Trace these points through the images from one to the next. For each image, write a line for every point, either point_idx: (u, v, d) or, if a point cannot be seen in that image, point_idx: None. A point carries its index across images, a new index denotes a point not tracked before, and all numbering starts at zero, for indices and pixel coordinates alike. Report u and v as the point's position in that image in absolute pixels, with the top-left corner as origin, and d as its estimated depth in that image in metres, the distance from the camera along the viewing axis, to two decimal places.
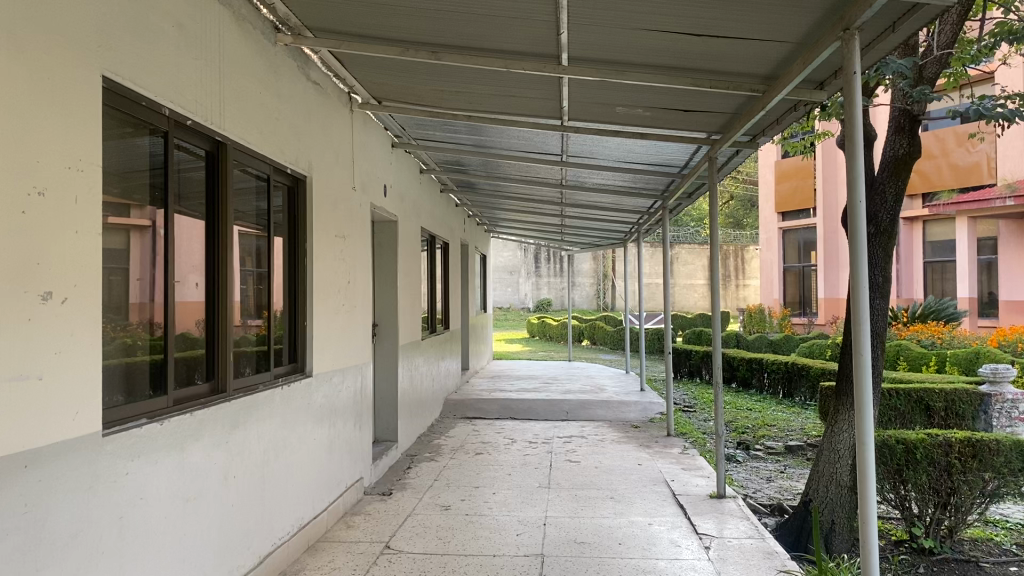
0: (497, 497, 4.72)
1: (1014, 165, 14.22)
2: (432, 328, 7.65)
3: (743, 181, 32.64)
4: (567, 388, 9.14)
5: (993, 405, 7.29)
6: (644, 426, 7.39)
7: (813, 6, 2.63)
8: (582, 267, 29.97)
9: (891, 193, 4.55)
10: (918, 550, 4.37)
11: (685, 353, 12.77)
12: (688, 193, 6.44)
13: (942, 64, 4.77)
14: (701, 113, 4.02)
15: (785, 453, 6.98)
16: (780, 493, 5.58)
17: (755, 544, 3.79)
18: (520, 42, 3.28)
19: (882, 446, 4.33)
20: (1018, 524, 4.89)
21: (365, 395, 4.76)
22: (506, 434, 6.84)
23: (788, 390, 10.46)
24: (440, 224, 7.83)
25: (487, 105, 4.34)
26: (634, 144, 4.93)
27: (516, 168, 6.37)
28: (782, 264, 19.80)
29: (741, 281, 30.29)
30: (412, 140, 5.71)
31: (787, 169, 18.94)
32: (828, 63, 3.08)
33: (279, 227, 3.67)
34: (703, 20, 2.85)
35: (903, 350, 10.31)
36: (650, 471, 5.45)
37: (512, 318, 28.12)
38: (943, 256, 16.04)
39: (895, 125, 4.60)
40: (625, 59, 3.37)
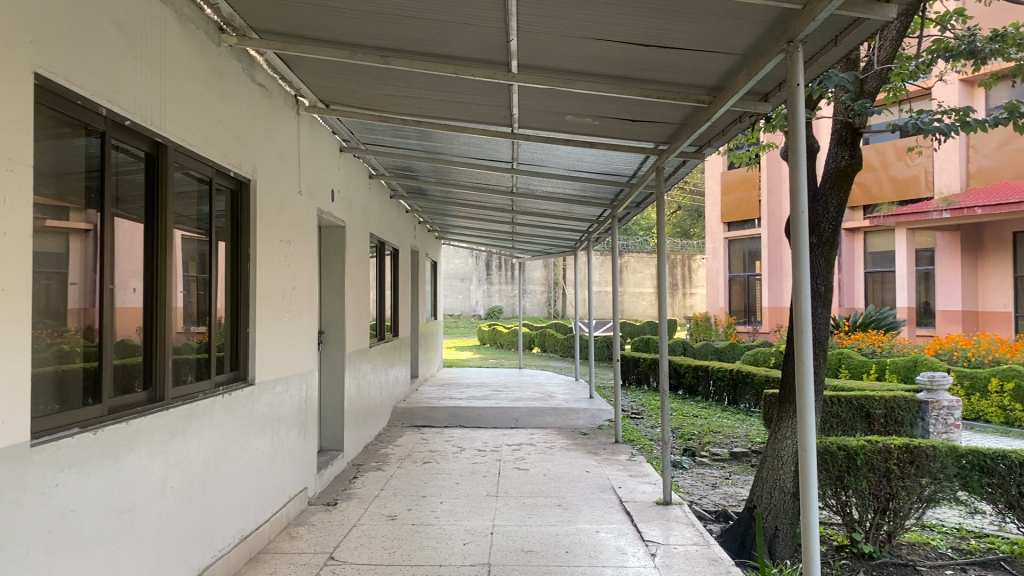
0: (444, 506, 4.68)
1: (949, 180, 14.79)
2: (381, 335, 7.56)
3: (690, 191, 33.12)
4: (516, 396, 9.14)
5: (930, 413, 7.41)
6: (592, 432, 7.42)
7: (758, 19, 2.67)
8: (533, 274, 30.05)
9: (834, 204, 4.63)
10: (858, 555, 4.43)
11: (633, 360, 12.89)
12: (636, 203, 6.50)
13: (882, 80, 4.90)
14: (649, 122, 4.06)
15: (730, 460, 7.07)
16: (726, 499, 5.65)
17: (701, 551, 3.82)
18: (470, 48, 3.27)
19: (823, 453, 4.40)
20: (953, 527, 5.03)
21: (309, 403, 4.68)
22: (454, 442, 6.80)
23: (733, 397, 10.61)
24: (390, 230, 7.77)
25: (436, 112, 4.32)
26: (583, 152, 4.95)
27: (466, 174, 6.35)
28: (728, 273, 20.10)
29: (688, 289, 30.75)
30: (361, 144, 5.66)
31: (733, 180, 19.27)
32: (773, 75, 3.12)
33: (221, 232, 3.58)
34: (652, 31, 2.88)
35: (845, 358, 10.57)
36: (598, 478, 5.46)
37: (463, 326, 28.08)
38: (883, 266, 16.47)
39: (837, 138, 4.70)
40: (575, 69, 3.38)
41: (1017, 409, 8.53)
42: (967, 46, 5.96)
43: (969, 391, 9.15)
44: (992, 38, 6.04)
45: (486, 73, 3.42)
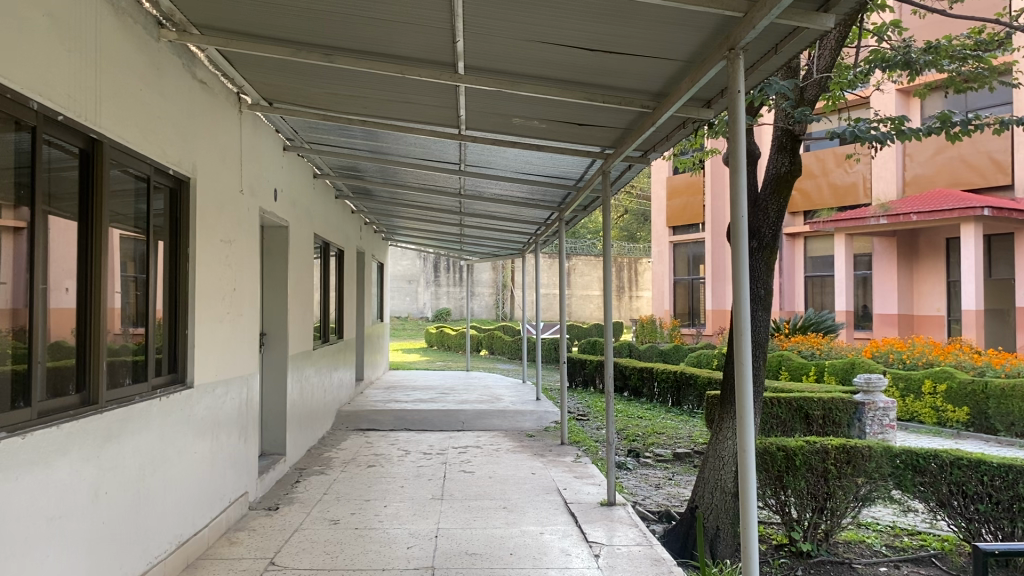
0: (389, 510, 4.64)
1: (886, 187, 15.24)
2: (325, 337, 7.47)
3: (636, 194, 33.48)
4: (462, 398, 9.11)
5: (866, 413, 7.59)
6: (538, 434, 7.44)
7: (700, 26, 2.71)
8: (481, 276, 30.02)
9: (774, 210, 4.72)
10: (796, 553, 4.51)
11: (580, 362, 12.96)
12: (583, 206, 6.55)
13: (821, 88, 5.01)
14: (595, 127, 4.09)
15: (674, 460, 7.15)
16: (669, 499, 5.71)
17: (643, 551, 3.86)
18: (417, 48, 3.25)
19: (762, 453, 4.48)
20: (888, 526, 5.16)
21: (250, 405, 4.60)
22: (399, 446, 6.75)
23: (677, 398, 10.75)
24: (334, 231, 7.68)
25: (383, 112, 4.29)
26: (530, 155, 4.97)
27: (413, 175, 6.31)
28: (673, 276, 20.36)
29: (634, 292, 31.09)
30: (305, 144, 5.59)
31: (679, 185, 19.55)
32: (715, 81, 3.17)
33: (159, 231, 3.49)
34: (597, 35, 2.89)
35: (785, 360, 10.82)
36: (543, 480, 5.48)
37: (410, 328, 27.93)
38: (823, 270, 16.86)
39: (777, 144, 4.79)
40: (521, 71, 3.39)
41: (949, 410, 8.80)
42: (902, 57, 6.15)
43: (904, 393, 9.41)
44: (926, 50, 6.25)
45: (432, 73, 3.40)
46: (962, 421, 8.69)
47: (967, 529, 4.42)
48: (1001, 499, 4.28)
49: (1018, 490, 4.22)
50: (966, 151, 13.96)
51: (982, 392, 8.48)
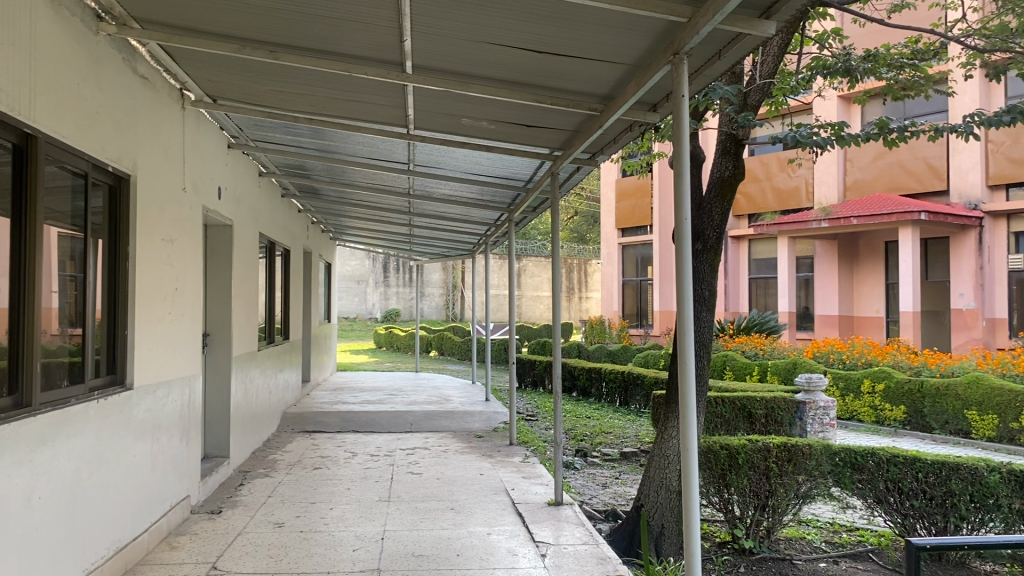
0: (334, 512, 4.59)
1: (828, 191, 15.59)
2: (270, 338, 7.36)
3: (587, 197, 33.71)
4: (411, 399, 9.06)
5: (807, 413, 7.76)
6: (487, 435, 7.45)
7: (646, 30, 2.74)
8: (431, 277, 29.91)
9: (718, 212, 4.80)
10: (739, 551, 4.59)
11: (529, 363, 13.00)
12: (532, 207, 6.57)
13: (763, 93, 5.10)
14: (543, 128, 4.10)
15: (620, 460, 7.22)
16: (615, 498, 5.76)
17: (589, 550, 3.89)
18: (363, 46, 3.23)
19: (706, 452, 4.56)
20: (827, 522, 5.28)
21: (192, 407, 4.51)
22: (346, 448, 6.68)
23: (624, 398, 10.85)
24: (280, 230, 7.57)
25: (330, 110, 4.25)
26: (479, 156, 4.96)
27: (361, 174, 6.26)
28: (621, 278, 20.55)
29: (584, 293, 31.32)
30: (250, 141, 5.50)
31: (628, 187, 19.74)
32: (660, 85, 3.21)
33: (97, 229, 3.40)
34: (544, 37, 2.91)
35: (730, 360, 11.03)
36: (491, 481, 5.48)
37: (358, 329, 27.72)
38: (767, 272, 17.19)
39: (721, 148, 4.87)
40: (469, 72, 3.39)
41: (887, 409, 9.04)
42: (843, 64, 6.28)
43: (844, 392, 9.63)
44: (865, 58, 6.41)
45: (379, 72, 3.38)
46: (898, 420, 8.94)
47: (902, 524, 4.55)
48: (935, 495, 4.41)
49: (951, 486, 4.36)
50: (904, 157, 14.36)
51: (918, 391, 8.74)
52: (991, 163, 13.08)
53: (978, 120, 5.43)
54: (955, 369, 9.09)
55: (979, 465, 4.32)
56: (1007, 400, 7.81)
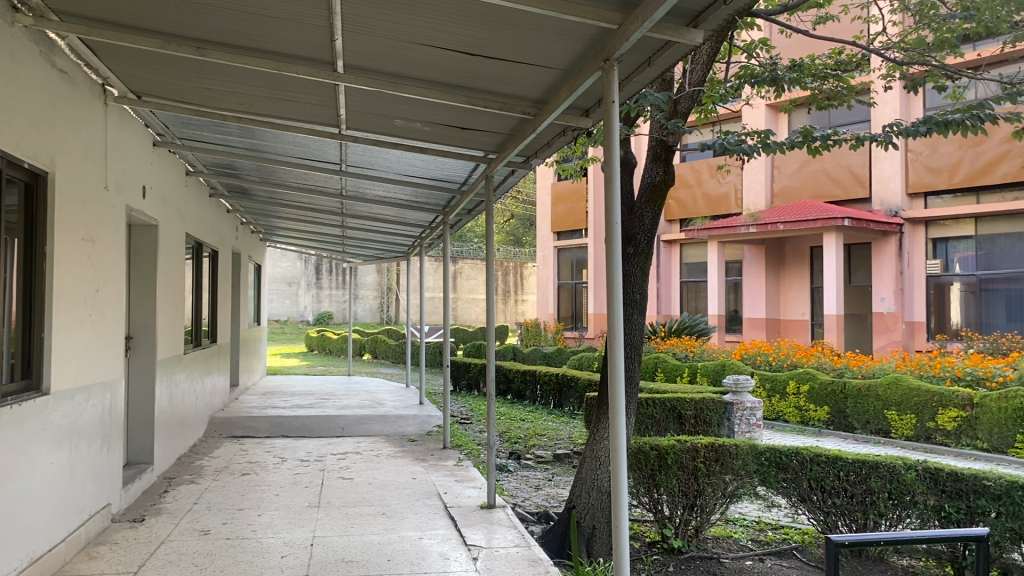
0: (262, 518, 4.51)
1: (756, 198, 15.96)
2: (197, 342, 7.17)
3: (523, 200, 33.83)
4: (343, 403, 8.96)
5: (734, 413, 7.90)
6: (420, 438, 7.41)
7: (577, 36, 2.77)
8: (365, 279, 29.62)
9: (649, 217, 4.87)
10: (668, 550, 4.66)
11: (464, 366, 12.98)
12: (467, 210, 6.56)
13: (694, 100, 5.17)
14: (477, 131, 4.10)
15: (554, 462, 7.27)
16: (548, 500, 5.79)
17: (521, 553, 3.90)
18: (293, 44, 3.18)
19: (636, 452, 4.62)
20: (753, 521, 5.41)
21: (114, 412, 4.37)
22: (275, 453, 6.57)
23: (558, 400, 10.93)
24: (208, 230, 7.39)
25: (260, 109, 4.17)
26: (413, 157, 4.94)
27: (292, 174, 6.16)
28: (557, 281, 20.71)
29: (519, 296, 31.44)
30: (176, 139, 5.36)
31: (563, 192, 19.88)
32: (591, 91, 3.25)
33: (13, 228, 3.26)
34: (476, 40, 2.91)
35: (661, 362, 11.23)
36: (423, 485, 5.45)
37: (289, 332, 27.30)
38: (697, 276, 17.52)
39: (652, 154, 4.94)
40: (402, 73, 3.36)
41: (811, 409, 9.29)
42: (770, 73, 6.44)
43: (770, 393, 9.87)
44: (791, 68, 6.58)
45: (309, 71, 3.33)
46: (822, 420, 9.19)
47: (824, 522, 4.67)
48: (855, 493, 4.52)
49: (870, 484, 4.46)
50: (828, 165, 14.82)
51: (840, 392, 9.01)
52: (910, 172, 13.59)
53: (896, 130, 5.64)
54: (875, 371, 9.41)
55: (897, 464, 4.41)
56: (924, 400, 8.11)
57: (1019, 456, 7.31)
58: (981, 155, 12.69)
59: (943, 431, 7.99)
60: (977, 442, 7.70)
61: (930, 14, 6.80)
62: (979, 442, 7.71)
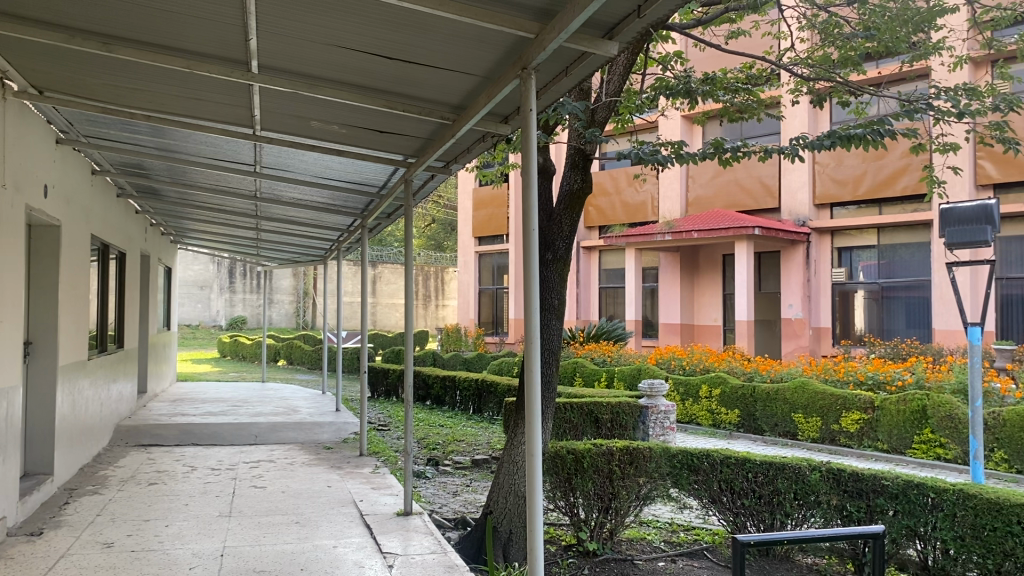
0: (170, 529, 4.37)
1: (671, 206, 16.32)
2: (103, 347, 6.90)
3: (444, 205, 33.74)
4: (257, 410, 8.76)
5: (649, 416, 8.00)
6: (336, 446, 7.31)
7: (494, 43, 2.78)
8: (281, 283, 29.06)
9: (567, 224, 4.93)
10: (583, 553, 4.71)
11: (383, 372, 12.87)
12: (386, 214, 6.51)
13: (610, 110, 5.28)
14: (395, 135, 4.08)
15: (471, 467, 7.28)
16: (465, 506, 5.78)
17: (437, 559, 3.90)
18: (205, 43, 3.11)
19: (553, 457, 4.66)
20: (666, 522, 5.52)
21: (9, 422, 4.16)
22: (185, 462, 6.38)
23: (478, 406, 10.94)
24: (115, 232, 7.12)
25: (171, 108, 4.06)
26: (331, 160, 4.87)
27: (204, 175, 6.01)
28: (478, 286, 20.76)
29: (440, 301, 31.37)
30: (81, 137, 5.16)
31: (484, 197, 19.94)
32: (510, 98, 3.27)
33: None
34: (395, 44, 2.90)
35: (580, 367, 11.38)
36: (339, 493, 5.37)
37: (201, 337, 26.54)
38: (616, 282, 17.80)
39: (570, 162, 5.00)
40: (318, 75, 3.33)
41: (723, 412, 9.55)
42: (684, 86, 6.60)
43: (684, 397, 10.10)
44: (704, 81, 6.76)
45: (222, 70, 3.25)
46: (733, 423, 9.46)
47: (734, 522, 4.81)
48: (763, 494, 4.66)
49: (777, 484, 4.60)
50: (740, 176, 15.27)
51: (750, 396, 9.28)
52: (818, 184, 14.11)
53: (802, 143, 5.84)
54: (783, 375, 9.73)
55: (802, 465, 4.55)
56: (829, 403, 8.42)
57: (916, 456, 7.66)
58: (884, 168, 13.23)
59: (846, 433, 8.31)
60: (878, 443, 8.03)
61: (834, 32, 7.08)
62: (880, 442, 8.03)
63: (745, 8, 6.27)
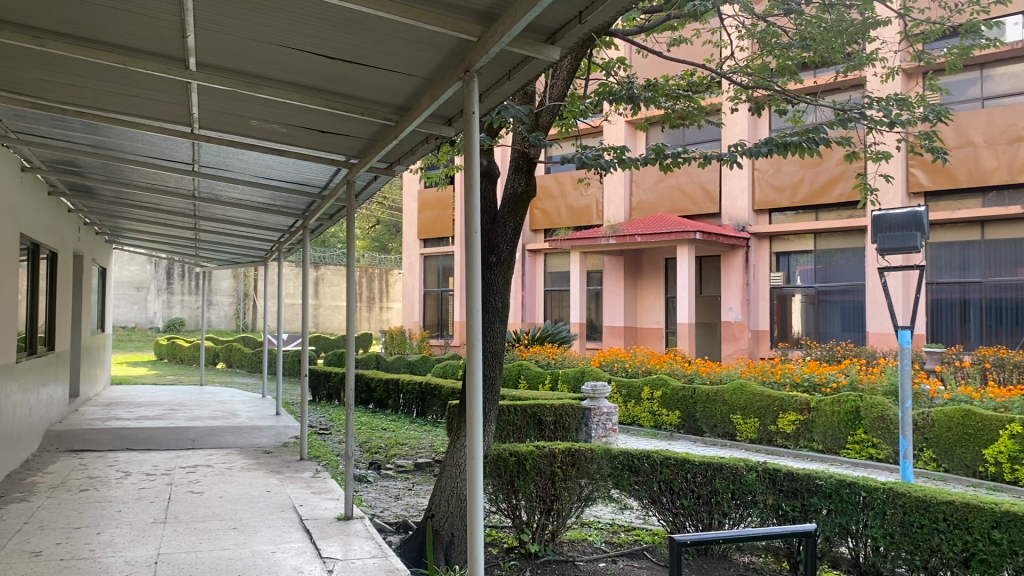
0: (102, 537, 4.26)
1: (615, 210, 16.49)
2: (32, 349, 6.68)
3: (389, 206, 33.54)
4: (194, 414, 8.58)
5: (592, 418, 8.19)
6: (276, 450, 7.21)
7: (436, 45, 2.78)
8: (220, 284, 28.55)
9: (511, 226, 4.95)
10: (525, 555, 4.71)
11: (325, 375, 12.73)
12: (329, 215, 6.45)
13: (554, 114, 5.32)
14: (337, 135, 4.04)
15: (414, 470, 7.25)
16: (407, 510, 5.75)
17: (377, 563, 3.87)
18: (141, 38, 3.04)
19: (495, 459, 4.67)
20: (607, 523, 5.57)
21: None
22: (119, 467, 6.22)
23: (421, 409, 10.89)
24: (46, 231, 6.91)
25: (105, 104, 3.96)
26: (271, 160, 4.81)
27: (140, 174, 5.87)
28: (422, 288, 20.68)
29: (384, 303, 31.18)
30: (9, 132, 4.99)
31: (430, 199, 19.88)
32: (453, 101, 3.27)
33: None
34: (336, 44, 2.87)
35: (524, 370, 11.42)
36: (279, 498, 5.29)
37: (137, 339, 25.92)
38: (561, 285, 17.91)
39: (514, 166, 5.02)
40: (258, 73, 3.28)
41: (664, 414, 9.68)
42: (627, 92, 6.68)
43: (626, 399, 10.21)
44: (646, 87, 6.85)
45: (158, 67, 3.19)
46: (674, 424, 9.59)
47: (673, 522, 4.87)
48: (701, 494, 4.73)
49: (715, 484, 4.68)
50: (682, 181, 15.50)
51: (690, 397, 9.43)
52: (757, 190, 14.41)
53: (740, 150, 5.95)
54: (722, 377, 9.93)
55: (740, 466, 4.63)
56: (767, 404, 8.61)
57: (850, 456, 7.86)
58: (820, 175, 13.56)
59: (783, 434, 8.48)
60: (814, 444, 8.23)
61: (772, 42, 7.25)
62: (815, 443, 8.23)
63: (686, 16, 6.37)
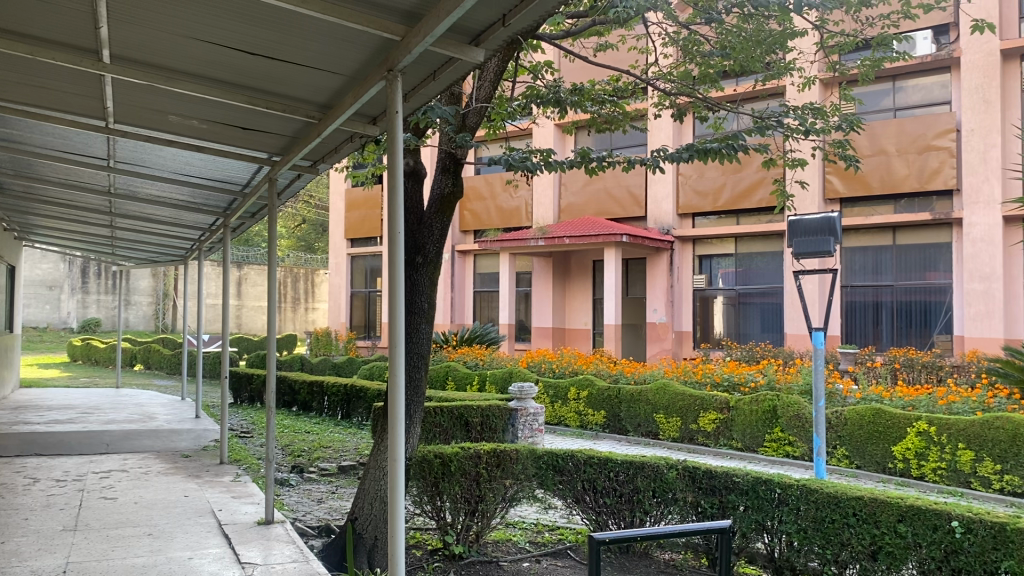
0: (6, 546, 4.09)
1: (543, 212, 16.61)
2: None
3: (315, 205, 33.05)
4: (109, 418, 8.32)
5: (519, 419, 8.24)
6: (195, 454, 7.04)
7: (360, 43, 2.75)
8: (139, 284, 27.69)
9: (437, 227, 4.94)
10: (449, 556, 4.70)
11: (247, 377, 12.48)
12: (251, 214, 6.33)
13: (480, 116, 5.33)
14: (259, 132, 3.97)
15: (338, 474, 7.16)
16: (329, 513, 5.68)
17: (299, 569, 3.80)
18: (51, 28, 2.93)
19: (420, 461, 4.65)
20: (532, 522, 5.60)
21: None
22: (27, 473, 5.97)
23: (346, 411, 10.75)
24: None
25: (12, 96, 3.79)
26: (191, 156, 4.70)
27: (52, 169, 5.66)
28: (350, 288, 20.47)
29: (309, 304, 30.70)
30: None
31: (357, 198, 19.70)
32: (377, 99, 3.25)
33: None
34: (257, 40, 2.82)
35: (452, 371, 11.43)
36: (197, 502, 5.17)
37: (49, 339, 24.91)
38: (489, 286, 17.95)
39: (442, 167, 5.02)
40: (176, 67, 3.19)
41: (590, 414, 9.80)
42: (554, 95, 6.74)
43: (553, 399, 10.29)
44: (572, 91, 6.92)
45: (70, 58, 3.08)
46: (599, 423, 9.72)
47: (596, 520, 4.94)
48: (624, 492, 4.81)
49: (637, 483, 4.76)
50: (609, 185, 15.72)
51: (616, 397, 9.56)
52: (681, 194, 14.69)
53: (662, 155, 6.06)
54: (646, 377, 10.11)
55: (661, 464, 4.72)
56: (688, 403, 8.79)
57: (767, 453, 8.08)
58: (741, 181, 13.91)
59: (704, 432, 8.68)
60: (733, 441, 8.43)
61: (693, 50, 7.43)
62: (734, 441, 8.43)
63: (611, 22, 6.46)
